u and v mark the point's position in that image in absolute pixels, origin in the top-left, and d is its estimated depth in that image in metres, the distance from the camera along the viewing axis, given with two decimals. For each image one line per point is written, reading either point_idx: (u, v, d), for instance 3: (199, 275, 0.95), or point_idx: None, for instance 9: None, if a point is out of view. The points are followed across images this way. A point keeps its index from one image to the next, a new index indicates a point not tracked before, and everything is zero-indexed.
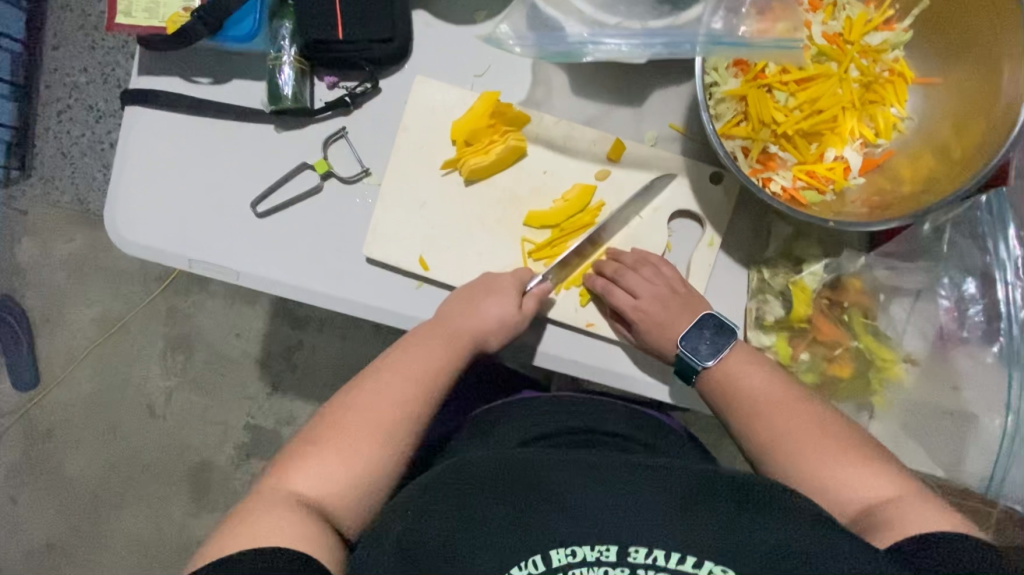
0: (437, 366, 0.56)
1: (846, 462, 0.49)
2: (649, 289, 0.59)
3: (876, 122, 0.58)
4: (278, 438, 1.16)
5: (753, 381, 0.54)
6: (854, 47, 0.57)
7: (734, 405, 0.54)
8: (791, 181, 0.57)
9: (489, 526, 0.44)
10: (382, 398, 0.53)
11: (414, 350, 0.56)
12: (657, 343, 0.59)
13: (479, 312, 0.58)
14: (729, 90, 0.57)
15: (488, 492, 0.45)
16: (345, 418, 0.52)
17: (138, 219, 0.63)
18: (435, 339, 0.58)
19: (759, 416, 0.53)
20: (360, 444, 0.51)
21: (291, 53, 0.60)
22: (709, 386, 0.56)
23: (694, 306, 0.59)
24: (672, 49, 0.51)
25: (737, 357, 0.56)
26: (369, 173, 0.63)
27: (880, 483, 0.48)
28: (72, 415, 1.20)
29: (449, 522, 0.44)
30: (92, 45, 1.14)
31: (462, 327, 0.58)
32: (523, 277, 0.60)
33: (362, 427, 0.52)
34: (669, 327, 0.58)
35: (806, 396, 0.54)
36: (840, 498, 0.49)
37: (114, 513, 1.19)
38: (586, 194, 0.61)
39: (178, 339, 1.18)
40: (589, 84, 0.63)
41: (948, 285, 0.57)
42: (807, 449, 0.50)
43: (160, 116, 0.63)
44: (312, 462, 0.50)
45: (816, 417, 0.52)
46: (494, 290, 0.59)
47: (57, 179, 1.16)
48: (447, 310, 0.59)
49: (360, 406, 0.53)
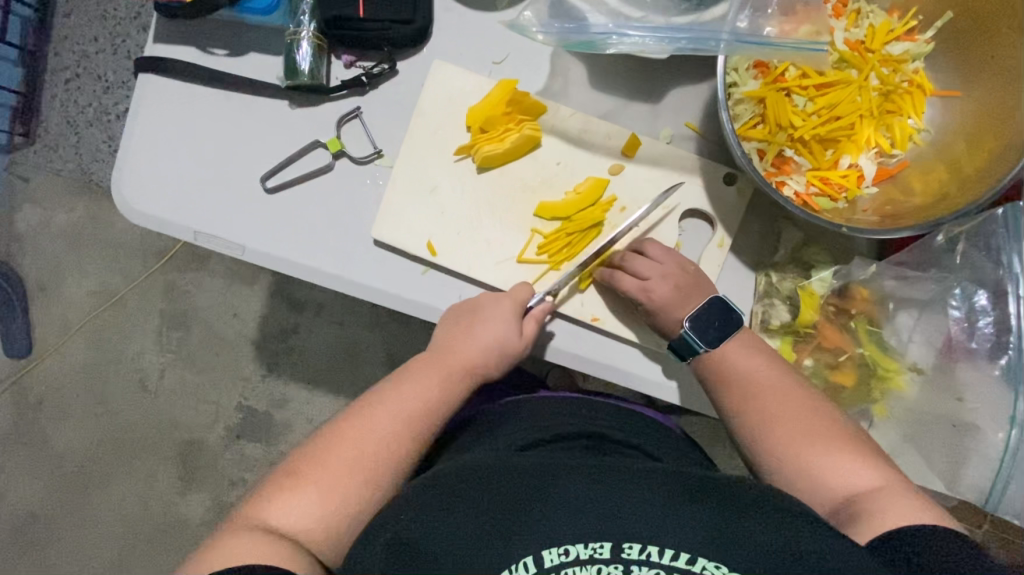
0: (435, 401, 0.56)
1: (834, 453, 0.50)
2: (658, 270, 0.58)
3: (893, 133, 0.58)
4: (269, 421, 1.15)
5: (751, 366, 0.55)
6: (875, 56, 0.57)
7: (734, 387, 0.55)
8: (804, 186, 0.57)
9: (480, 524, 0.44)
10: (376, 433, 0.53)
11: (410, 386, 0.57)
12: (660, 324, 0.58)
13: (475, 338, 0.58)
14: (749, 91, 0.56)
15: (483, 488, 0.45)
16: (335, 448, 0.52)
17: (144, 187, 0.63)
18: (429, 371, 0.58)
19: (755, 400, 0.54)
20: (346, 477, 0.51)
21: (310, 29, 0.60)
22: (707, 368, 0.56)
23: (706, 289, 0.58)
24: (696, 45, 0.50)
25: (737, 344, 0.56)
26: (382, 155, 0.63)
27: (863, 473, 0.49)
28: (64, 386, 1.19)
29: (445, 521, 0.44)
30: (103, 14, 1.13)
31: (459, 360, 0.58)
32: (522, 296, 0.59)
33: (352, 460, 0.52)
34: (678, 309, 0.57)
35: (801, 384, 0.54)
36: (823, 488, 0.50)
37: (101, 486, 1.18)
38: (598, 187, 0.61)
39: (175, 315, 1.17)
40: (608, 77, 0.62)
41: (959, 296, 0.55)
42: (798, 438, 0.51)
43: (171, 84, 0.63)
44: (303, 503, 0.49)
45: (808, 403, 0.53)
46: (493, 319, 0.58)
47: (61, 148, 1.15)
48: (444, 338, 0.59)
49: (352, 442, 0.53)
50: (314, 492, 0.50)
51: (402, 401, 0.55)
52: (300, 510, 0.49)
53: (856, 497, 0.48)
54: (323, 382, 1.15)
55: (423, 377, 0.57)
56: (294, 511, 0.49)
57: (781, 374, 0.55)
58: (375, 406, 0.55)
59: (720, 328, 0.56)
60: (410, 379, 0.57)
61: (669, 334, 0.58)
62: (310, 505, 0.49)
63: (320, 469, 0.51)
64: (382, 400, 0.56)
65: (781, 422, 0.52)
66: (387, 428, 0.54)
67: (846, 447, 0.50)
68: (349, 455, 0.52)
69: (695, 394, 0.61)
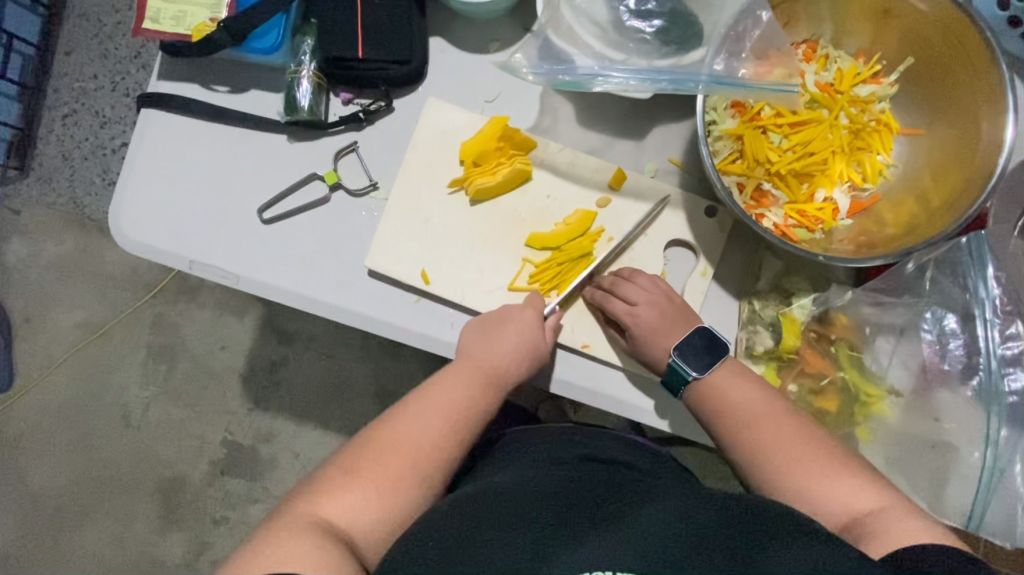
0: (474, 406, 0.57)
1: (837, 476, 0.50)
2: (646, 297, 0.60)
3: (864, 168, 0.61)
4: (254, 457, 1.14)
5: (741, 395, 0.56)
6: (843, 97, 0.61)
7: (727, 420, 0.55)
8: (782, 218, 0.60)
9: (504, 556, 0.43)
10: (422, 436, 0.54)
11: (447, 388, 0.57)
12: (648, 353, 0.60)
13: (504, 345, 0.58)
14: (727, 129, 0.60)
15: (503, 517, 0.46)
16: (380, 453, 0.52)
17: (143, 220, 0.64)
18: (467, 376, 0.57)
19: (750, 429, 0.54)
20: (395, 480, 0.51)
21: (310, 68, 0.62)
22: (697, 398, 0.57)
23: (690, 319, 0.60)
24: (676, 86, 0.54)
25: (725, 372, 0.57)
26: (377, 187, 0.65)
27: (866, 495, 0.49)
28: (43, 423, 1.17)
29: (462, 548, 0.44)
30: (103, 53, 1.16)
31: (493, 367, 0.58)
32: (539, 304, 0.61)
33: (401, 461, 0.52)
34: (663, 336, 0.59)
35: (789, 409, 0.55)
36: (828, 511, 0.50)
37: (78, 526, 1.15)
38: (586, 219, 0.63)
39: (162, 348, 1.16)
40: (594, 116, 0.66)
41: (930, 320, 0.57)
42: (796, 464, 0.52)
43: (174, 119, 0.65)
44: (356, 503, 0.50)
45: (801, 427, 0.54)
46: (523, 325, 0.59)
47: (54, 181, 1.16)
48: (472, 344, 0.59)
49: (399, 441, 0.53)
50: (368, 493, 0.50)
51: (444, 404, 0.56)
52: (351, 509, 0.49)
53: (859, 518, 0.48)
54: (311, 415, 1.14)
55: (460, 380, 0.57)
56: (348, 509, 0.49)
57: (769, 398, 0.56)
58: (416, 409, 0.55)
59: (711, 352, 0.57)
60: (449, 383, 0.57)
61: (658, 367, 0.60)
62: (363, 505, 0.50)
63: (371, 469, 0.52)
64: (420, 403, 0.56)
65: (778, 450, 0.53)
66: (432, 432, 0.54)
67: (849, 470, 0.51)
68: (398, 458, 0.52)
69: (685, 421, 0.62)
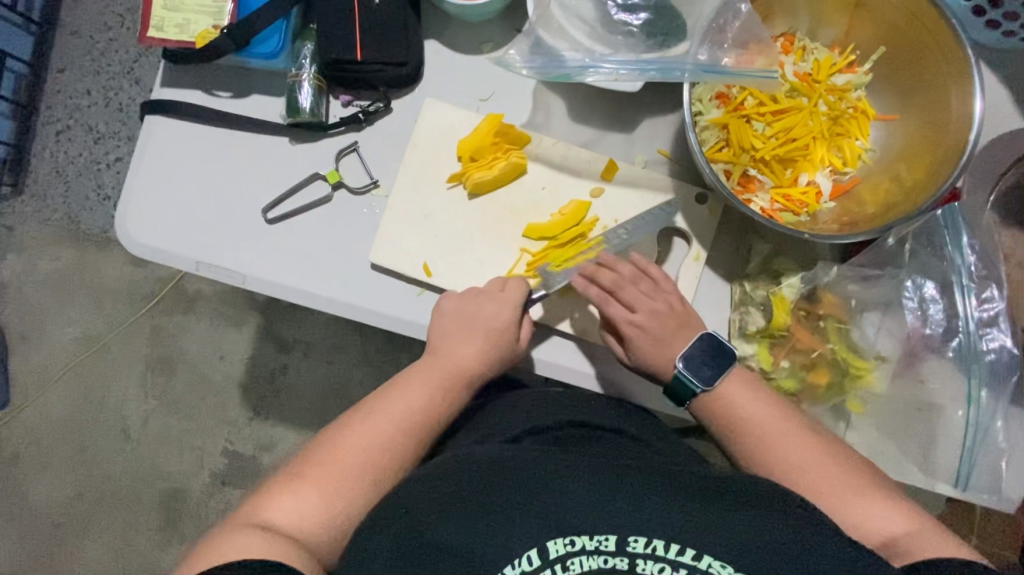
0: (433, 406, 0.58)
1: (855, 489, 0.52)
2: (646, 304, 0.61)
3: (844, 153, 0.64)
4: (256, 465, 1.14)
5: (753, 411, 0.57)
6: (821, 86, 0.64)
7: (743, 436, 0.57)
8: (769, 202, 0.63)
9: (487, 522, 0.45)
10: (380, 437, 0.55)
11: (409, 389, 0.58)
12: (652, 364, 0.61)
13: (469, 347, 0.60)
14: (713, 119, 0.63)
15: (488, 485, 0.47)
16: (334, 453, 0.54)
17: (147, 223, 0.66)
18: (428, 376, 0.59)
19: (765, 445, 0.56)
20: (347, 480, 0.53)
21: (310, 71, 0.65)
22: (711, 415, 0.59)
23: (691, 326, 0.61)
24: (663, 74, 0.57)
25: (736, 390, 0.58)
26: (378, 185, 0.67)
27: (890, 513, 0.50)
28: (41, 440, 1.16)
29: (449, 518, 0.45)
30: (96, 70, 1.18)
31: (458, 367, 0.60)
32: (523, 296, 0.61)
33: (356, 462, 0.54)
34: (665, 346, 0.61)
35: (802, 424, 0.56)
36: (855, 526, 0.51)
37: (78, 542, 1.15)
38: (582, 209, 0.65)
39: (160, 360, 1.17)
40: (585, 111, 0.68)
41: (911, 288, 0.60)
42: (817, 479, 0.53)
43: (178, 124, 0.67)
44: (304, 503, 0.51)
45: (816, 442, 0.55)
46: (485, 323, 0.61)
47: (49, 197, 1.17)
48: (440, 345, 0.61)
49: (356, 444, 0.54)
50: (316, 493, 0.52)
51: (402, 406, 0.57)
52: (298, 509, 0.51)
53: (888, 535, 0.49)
54: (312, 422, 1.14)
55: (422, 380, 0.59)
56: (295, 510, 0.51)
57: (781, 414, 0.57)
58: (376, 410, 0.57)
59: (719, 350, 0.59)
60: (411, 385, 0.59)
61: (662, 374, 0.61)
62: (310, 506, 0.51)
63: (322, 470, 0.53)
64: (380, 404, 0.57)
65: (797, 465, 0.54)
66: (390, 433, 0.56)
67: (862, 487, 0.52)
68: (351, 459, 0.54)
69: None
